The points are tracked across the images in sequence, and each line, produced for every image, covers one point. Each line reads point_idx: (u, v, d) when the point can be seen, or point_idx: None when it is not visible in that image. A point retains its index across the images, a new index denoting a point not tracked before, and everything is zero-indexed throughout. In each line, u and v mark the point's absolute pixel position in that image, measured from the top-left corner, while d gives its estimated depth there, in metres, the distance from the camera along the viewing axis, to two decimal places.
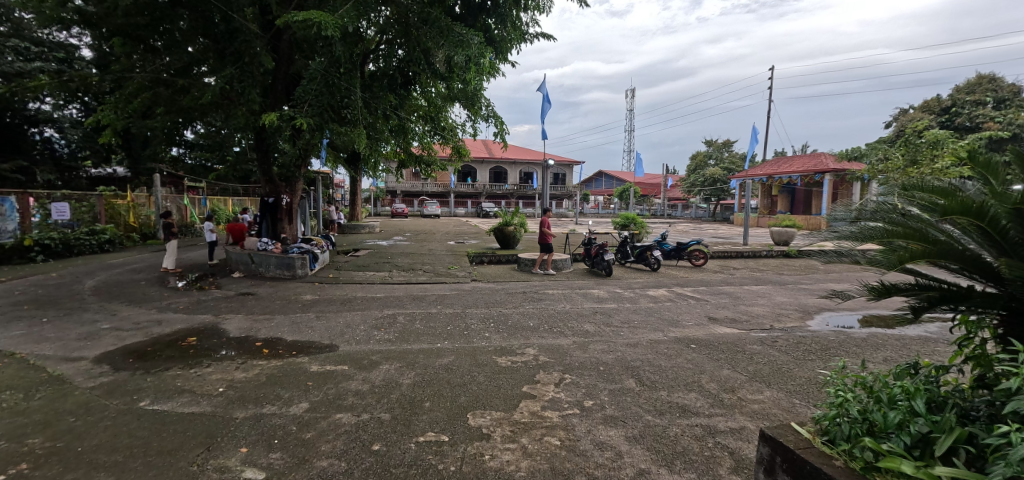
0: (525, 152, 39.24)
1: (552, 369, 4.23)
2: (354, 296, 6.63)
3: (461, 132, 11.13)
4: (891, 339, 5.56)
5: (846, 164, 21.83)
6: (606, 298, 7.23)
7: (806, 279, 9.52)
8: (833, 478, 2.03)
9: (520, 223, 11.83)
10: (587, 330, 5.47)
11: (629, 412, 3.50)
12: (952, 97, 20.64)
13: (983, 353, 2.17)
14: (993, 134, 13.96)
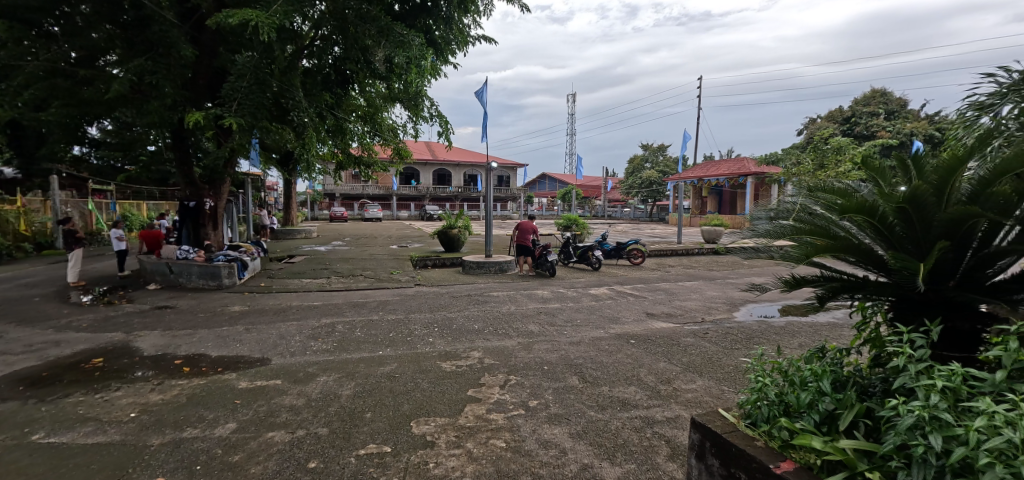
0: (467, 154, 39.07)
1: (496, 371, 4.14)
2: (289, 305, 6.30)
3: (403, 133, 10.92)
4: (805, 325, 5.89)
5: (765, 167, 23.18)
6: (550, 298, 7.22)
7: (732, 274, 9.96)
8: (755, 458, 2.07)
9: (465, 225, 11.70)
10: (531, 331, 5.42)
11: (572, 409, 3.46)
12: (851, 109, 22.25)
13: (877, 335, 2.28)
14: (887, 142, 15.25)
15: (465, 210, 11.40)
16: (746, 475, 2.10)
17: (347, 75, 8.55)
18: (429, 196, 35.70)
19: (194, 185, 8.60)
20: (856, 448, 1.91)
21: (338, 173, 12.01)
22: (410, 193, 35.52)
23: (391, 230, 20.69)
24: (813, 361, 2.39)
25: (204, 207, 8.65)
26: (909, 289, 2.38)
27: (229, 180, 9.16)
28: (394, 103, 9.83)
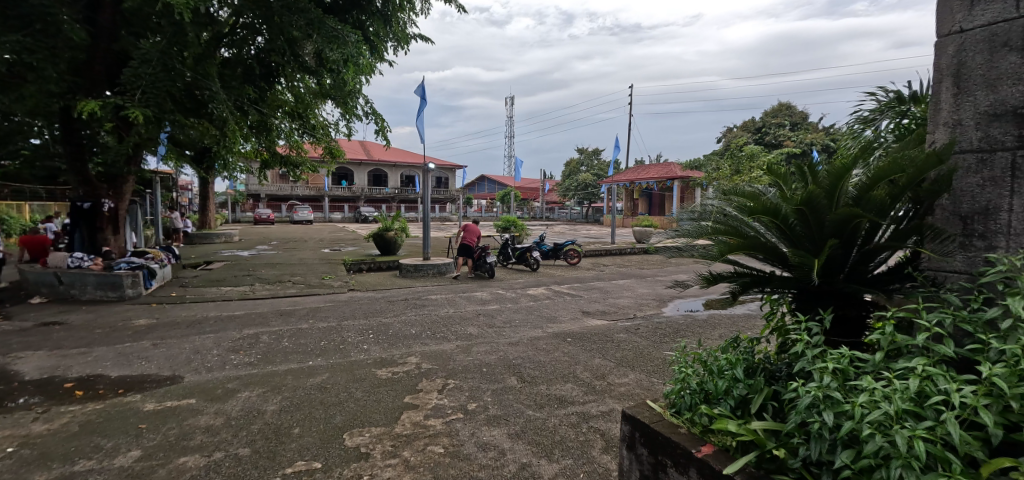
0: (400, 154, 38.46)
1: (434, 376, 4.12)
2: (206, 316, 5.96)
3: (335, 132, 10.61)
4: (726, 318, 6.27)
5: (689, 171, 24.40)
6: (488, 300, 7.24)
7: (661, 272, 10.40)
8: (679, 445, 2.17)
9: (401, 227, 11.53)
10: (470, 333, 5.41)
11: (510, 410, 3.49)
12: (762, 119, 23.90)
13: (781, 325, 2.47)
14: (795, 151, 16.49)
15: (401, 212, 11.27)
16: (671, 460, 2.20)
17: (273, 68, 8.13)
18: (362, 198, 34.82)
19: (88, 184, 7.96)
20: (765, 428, 2.04)
21: (263, 174, 11.40)
22: (341, 195, 34.53)
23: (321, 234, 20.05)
24: (729, 351, 2.59)
25: (102, 208, 8.08)
26: (807, 283, 2.58)
27: (132, 180, 8.55)
28: (327, 102, 9.38)
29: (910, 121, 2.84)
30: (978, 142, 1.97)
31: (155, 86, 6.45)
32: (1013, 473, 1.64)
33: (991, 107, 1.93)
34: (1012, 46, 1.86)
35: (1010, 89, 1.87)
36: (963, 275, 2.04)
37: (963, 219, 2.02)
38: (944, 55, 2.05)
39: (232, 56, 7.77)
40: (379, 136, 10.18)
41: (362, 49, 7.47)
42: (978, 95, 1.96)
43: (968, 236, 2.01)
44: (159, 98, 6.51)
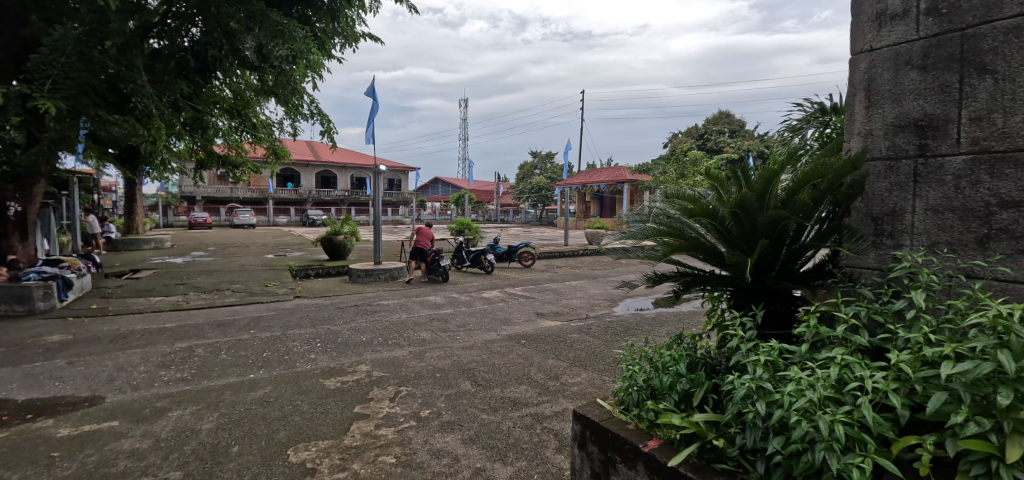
0: (349, 155, 37.76)
1: (386, 383, 4.12)
2: (131, 330, 5.71)
3: (279, 131, 10.38)
4: (674, 316, 6.53)
5: (638, 175, 25.08)
6: (442, 304, 7.25)
7: (613, 272, 10.68)
8: (626, 441, 2.27)
9: (351, 231, 11.38)
10: (424, 338, 5.42)
11: (464, 415, 3.54)
12: (706, 127, 24.91)
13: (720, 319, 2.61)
14: (735, 156, 17.31)
15: (351, 215, 11.14)
16: (620, 456, 2.29)
17: (209, 63, 7.92)
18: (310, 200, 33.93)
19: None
20: (706, 420, 2.16)
21: (200, 173, 10.99)
22: (287, 198, 33.59)
23: (267, 238, 19.48)
24: (673, 348, 2.73)
25: (5, 212, 7.58)
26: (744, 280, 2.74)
27: (44, 181, 8.00)
28: (269, 100, 9.13)
29: (833, 131, 3.06)
30: (887, 150, 2.16)
31: (69, 77, 6.09)
32: (919, 451, 1.78)
33: (896, 119, 2.13)
34: (915, 64, 2.07)
35: (911, 103, 2.08)
36: (876, 271, 2.24)
37: (874, 220, 2.23)
38: (857, 71, 2.25)
39: (162, 48, 7.35)
40: (326, 136, 10.03)
41: (310, 46, 7.38)
42: (886, 108, 2.16)
43: (879, 235, 2.22)
44: (72, 92, 6.16)
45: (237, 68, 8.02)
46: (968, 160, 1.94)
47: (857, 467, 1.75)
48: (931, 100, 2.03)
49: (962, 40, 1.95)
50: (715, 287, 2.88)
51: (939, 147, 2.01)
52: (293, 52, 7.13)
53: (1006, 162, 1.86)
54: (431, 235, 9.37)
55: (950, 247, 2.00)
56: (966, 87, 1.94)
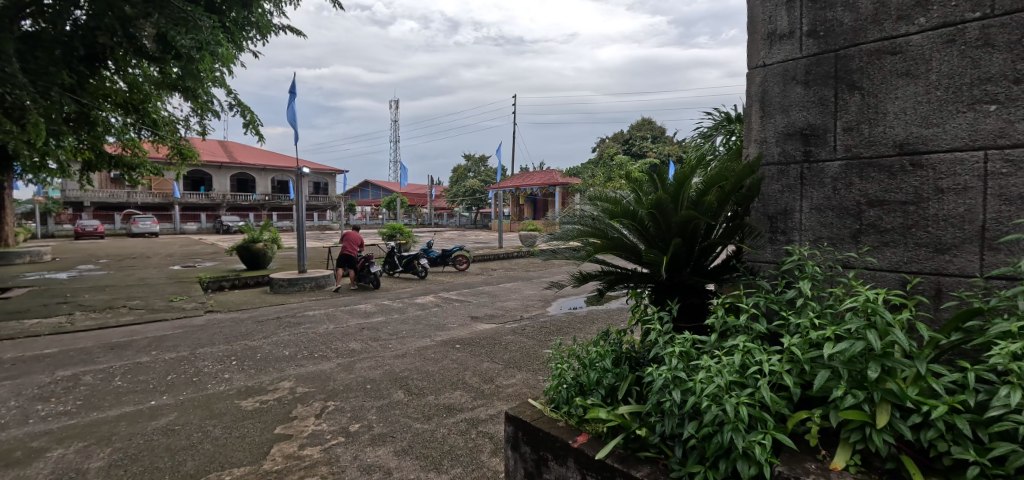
0: (269, 158, 36.21)
1: (312, 399, 4.03)
2: (2, 360, 5.20)
3: (184, 129, 9.84)
4: (604, 313, 6.82)
5: (568, 178, 25.83)
6: (373, 312, 7.17)
7: (547, 273, 10.96)
8: (557, 439, 2.35)
9: (271, 238, 11.02)
10: (353, 349, 5.35)
11: (397, 426, 3.53)
12: (631, 133, 25.99)
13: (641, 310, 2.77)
14: (656, 161, 18.25)
15: (271, 221, 10.73)
16: (551, 454, 2.38)
17: (98, 51, 7.28)
18: (224, 205, 32.13)
19: None
20: (630, 411, 2.29)
21: (86, 175, 10.23)
22: (200, 203, 31.68)
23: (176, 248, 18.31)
24: (599, 344, 2.87)
25: None
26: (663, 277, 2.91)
27: None
28: (173, 94, 8.52)
29: (737, 138, 3.36)
30: (778, 156, 2.41)
31: None
32: (810, 425, 1.96)
33: (786, 128, 2.38)
34: (799, 80, 2.33)
35: (797, 114, 2.34)
36: (771, 264, 2.49)
37: (770, 219, 2.47)
38: (753, 85, 2.49)
39: (39, 30, 6.88)
40: (247, 129, 9.64)
41: (220, 37, 7.05)
42: (777, 118, 2.41)
43: (774, 232, 2.46)
44: None
45: (133, 58, 7.37)
46: (843, 165, 2.21)
47: (759, 444, 1.89)
48: (813, 112, 2.29)
49: (836, 60, 2.21)
50: (638, 284, 3.02)
51: (819, 153, 2.27)
52: (201, 42, 6.80)
53: (872, 166, 2.13)
54: (361, 241, 9.30)
55: (830, 243, 2.25)
56: (839, 101, 2.21)
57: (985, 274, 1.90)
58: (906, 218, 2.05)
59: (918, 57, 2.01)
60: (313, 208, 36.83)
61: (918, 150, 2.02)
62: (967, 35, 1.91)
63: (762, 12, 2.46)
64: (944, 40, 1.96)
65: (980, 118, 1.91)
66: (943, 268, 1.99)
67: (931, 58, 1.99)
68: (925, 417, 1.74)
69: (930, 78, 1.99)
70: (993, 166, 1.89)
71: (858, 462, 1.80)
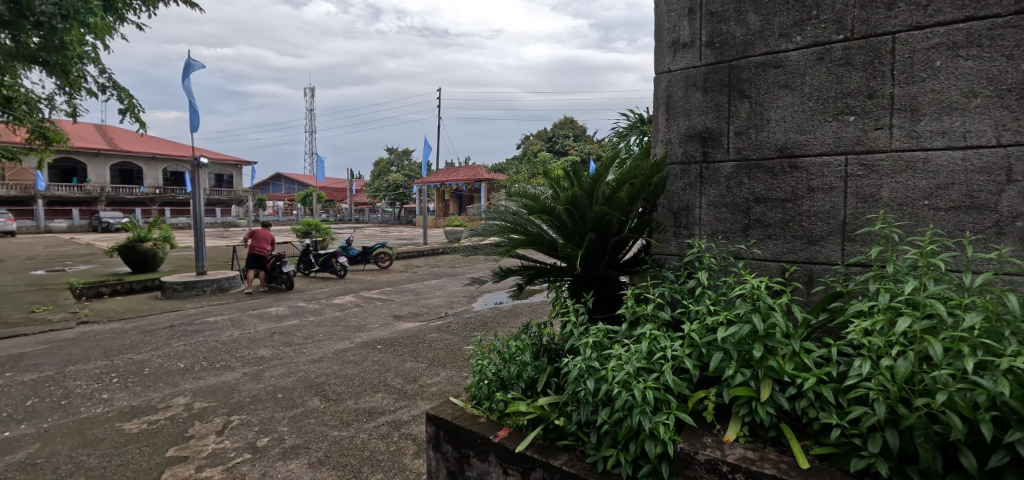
0: (165, 148, 33.66)
1: (213, 415, 3.81)
2: None
3: (44, 109, 8.93)
4: (527, 307, 7.02)
5: (493, 174, 26.01)
6: (286, 315, 6.92)
7: (471, 268, 11.08)
8: (477, 434, 2.43)
9: (161, 238, 10.37)
10: (262, 357, 5.14)
11: (311, 436, 3.45)
12: (553, 131, 26.65)
13: (560, 301, 2.87)
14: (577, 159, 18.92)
15: (161, 218, 10.15)
16: (473, 451, 2.44)
17: None
18: (105, 198, 29.29)
19: None
20: (549, 402, 2.40)
21: None
22: (73, 196, 28.56)
23: (47, 250, 16.55)
24: (521, 337, 2.96)
25: None
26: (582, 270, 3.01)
27: None
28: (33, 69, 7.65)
29: (649, 139, 3.58)
30: (681, 156, 2.62)
31: None
32: (707, 402, 2.13)
33: (687, 130, 2.59)
34: (698, 86, 2.53)
35: (697, 118, 2.55)
36: (675, 256, 2.70)
37: (674, 214, 2.67)
38: (659, 88, 2.68)
39: None
40: (125, 114, 8.96)
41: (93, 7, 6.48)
42: (679, 121, 2.61)
43: (677, 226, 2.67)
44: None
45: None
46: (734, 166, 2.44)
47: (664, 424, 2.02)
48: (710, 117, 2.51)
49: (729, 70, 2.44)
50: (557, 278, 3.09)
51: (715, 154, 2.50)
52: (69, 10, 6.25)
53: (758, 168, 2.37)
54: (270, 239, 8.88)
55: (724, 236, 2.49)
56: (732, 107, 2.44)
57: (845, 262, 2.18)
58: (785, 214, 2.31)
59: (795, 71, 2.27)
60: (219, 203, 34.63)
61: (795, 153, 2.28)
62: (833, 54, 2.18)
63: (667, 22, 2.65)
64: (815, 58, 2.22)
65: (843, 127, 2.18)
66: (814, 257, 2.26)
67: (806, 73, 2.24)
68: (800, 389, 1.96)
69: (804, 90, 2.25)
70: (852, 170, 2.17)
71: (746, 432, 2.01)
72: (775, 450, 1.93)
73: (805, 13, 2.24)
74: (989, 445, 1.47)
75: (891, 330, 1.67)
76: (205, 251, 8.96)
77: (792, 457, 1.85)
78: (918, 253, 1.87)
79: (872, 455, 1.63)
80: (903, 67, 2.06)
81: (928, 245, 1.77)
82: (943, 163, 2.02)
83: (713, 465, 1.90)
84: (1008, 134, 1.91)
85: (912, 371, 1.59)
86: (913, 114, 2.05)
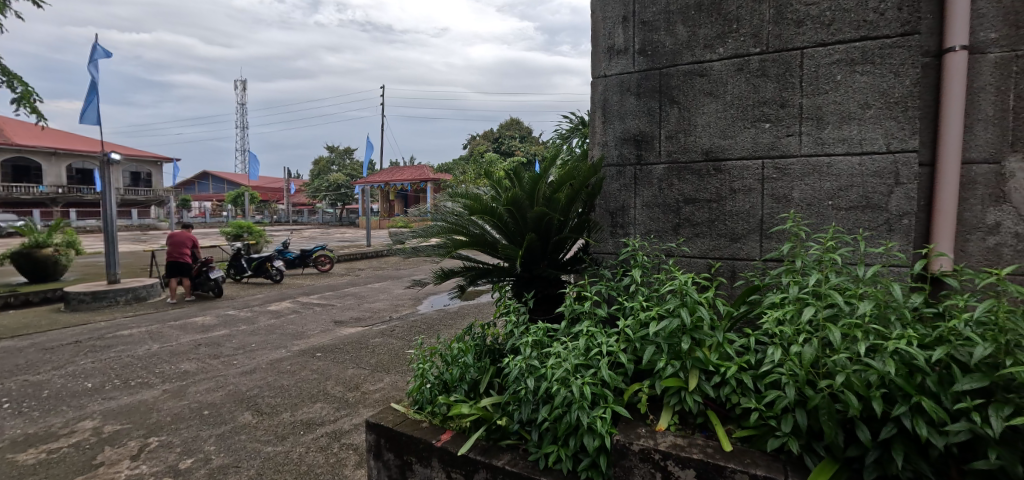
0: (79, 145, 31.40)
1: (126, 438, 3.58)
2: None
3: None
4: (473, 308, 7.07)
5: (439, 174, 25.90)
6: (213, 326, 6.62)
7: (417, 271, 11.01)
8: (420, 440, 2.45)
9: (63, 243, 9.76)
10: (185, 371, 4.91)
11: (242, 454, 3.33)
12: (499, 132, 26.81)
13: (502, 300, 2.92)
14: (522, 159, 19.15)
15: (63, 221, 9.54)
16: (415, 456, 2.47)
17: None
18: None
19: None
20: (492, 403, 2.45)
21: None
22: None
23: None
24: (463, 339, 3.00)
25: None
26: (523, 271, 3.08)
27: None
28: None
29: (589, 142, 3.72)
30: (617, 158, 2.73)
31: None
32: (641, 395, 2.23)
33: (622, 133, 2.71)
34: (632, 91, 2.66)
35: (631, 122, 2.67)
36: (612, 255, 2.82)
37: (611, 214, 2.79)
38: (596, 92, 2.78)
39: None
40: (18, 103, 8.36)
41: None
42: (615, 124, 2.73)
43: (613, 226, 2.79)
44: None
45: None
46: (665, 168, 2.58)
47: (601, 417, 2.10)
48: (643, 121, 2.64)
49: (660, 77, 2.58)
50: (499, 277, 3.14)
51: (648, 157, 2.63)
52: None
53: (687, 170, 2.52)
54: (193, 240, 8.39)
55: (656, 235, 2.63)
56: (663, 112, 2.58)
57: (763, 257, 2.35)
58: (711, 213, 2.47)
59: (719, 80, 2.43)
60: (137, 202, 32.52)
61: (718, 157, 2.44)
62: (751, 66, 2.35)
63: (603, 28, 2.75)
64: (736, 68, 2.39)
65: (759, 133, 2.35)
66: (736, 254, 2.43)
67: (727, 82, 2.41)
68: (723, 377, 2.09)
69: (726, 98, 2.41)
70: (768, 173, 2.34)
71: (677, 421, 2.12)
72: (702, 436, 2.06)
73: (727, 26, 2.40)
74: (880, 419, 1.65)
75: (799, 319, 1.83)
76: (118, 258, 8.46)
77: (716, 441, 1.98)
78: (823, 249, 2.05)
79: (785, 435, 1.78)
80: (810, 80, 2.25)
81: (829, 242, 1.96)
82: (844, 168, 2.21)
83: (647, 454, 2.00)
84: (897, 142, 2.13)
85: (817, 356, 1.75)
86: (818, 123, 2.25)
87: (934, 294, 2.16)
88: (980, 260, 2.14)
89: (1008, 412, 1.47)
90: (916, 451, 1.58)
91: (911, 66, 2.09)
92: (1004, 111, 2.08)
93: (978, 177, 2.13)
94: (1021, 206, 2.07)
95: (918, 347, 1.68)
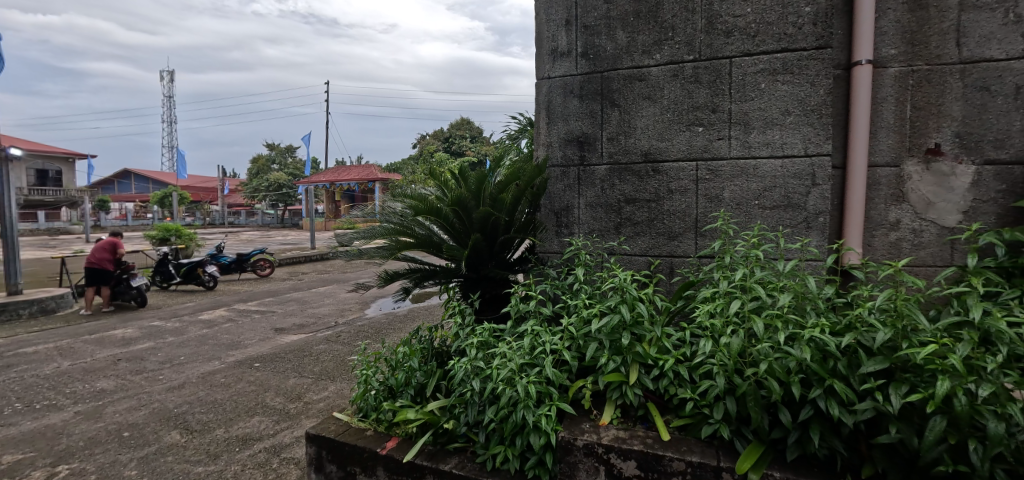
0: None
1: (30, 469, 3.37)
2: None
3: None
4: (422, 311, 7.04)
5: (388, 174, 25.55)
6: (136, 339, 6.31)
7: (364, 273, 10.83)
8: (364, 450, 2.44)
9: None
10: (102, 389, 4.66)
11: (169, 476, 3.21)
12: (449, 132, 26.71)
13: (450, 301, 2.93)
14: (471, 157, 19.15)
15: None
16: (359, 467, 2.46)
17: None
18: None
19: None
20: (439, 407, 2.48)
21: None
22: None
23: None
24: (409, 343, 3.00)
25: None
26: (470, 271, 3.10)
27: None
28: None
29: (535, 144, 3.79)
30: (561, 159, 2.81)
31: None
32: (584, 390, 2.30)
33: (566, 134, 2.79)
34: (575, 94, 2.74)
35: (574, 124, 2.76)
36: (557, 254, 2.90)
37: (556, 214, 2.87)
38: (541, 93, 2.85)
39: None
40: None
41: None
42: (559, 126, 2.80)
43: (558, 225, 2.86)
44: None
45: None
46: (608, 169, 2.67)
47: (546, 415, 2.17)
48: (586, 122, 2.73)
49: (602, 80, 2.67)
50: (446, 278, 3.15)
51: (591, 158, 2.72)
52: None
53: (628, 171, 2.62)
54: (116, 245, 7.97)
55: (599, 234, 2.73)
56: (604, 114, 2.67)
57: (697, 254, 2.48)
58: (650, 213, 2.59)
59: (656, 84, 2.54)
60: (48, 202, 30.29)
61: (656, 159, 2.56)
62: (686, 72, 2.48)
63: (546, 31, 2.82)
64: (671, 74, 2.50)
65: (694, 136, 2.48)
66: (673, 251, 2.55)
67: (664, 87, 2.52)
68: (661, 369, 2.20)
69: (663, 102, 2.53)
70: (702, 174, 2.47)
71: (618, 414, 2.20)
72: (643, 427, 2.15)
73: (663, 34, 2.52)
74: (799, 402, 1.79)
75: (727, 312, 1.96)
76: (21, 268, 7.89)
77: (655, 431, 2.08)
78: (749, 247, 2.19)
79: (716, 422, 1.90)
80: (738, 87, 2.39)
81: (754, 240, 2.10)
82: (769, 170, 2.36)
83: (591, 448, 2.07)
84: (814, 146, 2.29)
85: (744, 346, 1.87)
86: (746, 128, 2.39)
87: (846, 285, 2.35)
88: (883, 254, 2.33)
89: (905, 390, 1.61)
90: (830, 430, 1.73)
91: (825, 77, 2.26)
92: (903, 119, 2.29)
93: (882, 179, 2.32)
94: (918, 205, 2.28)
95: (831, 334, 1.83)
